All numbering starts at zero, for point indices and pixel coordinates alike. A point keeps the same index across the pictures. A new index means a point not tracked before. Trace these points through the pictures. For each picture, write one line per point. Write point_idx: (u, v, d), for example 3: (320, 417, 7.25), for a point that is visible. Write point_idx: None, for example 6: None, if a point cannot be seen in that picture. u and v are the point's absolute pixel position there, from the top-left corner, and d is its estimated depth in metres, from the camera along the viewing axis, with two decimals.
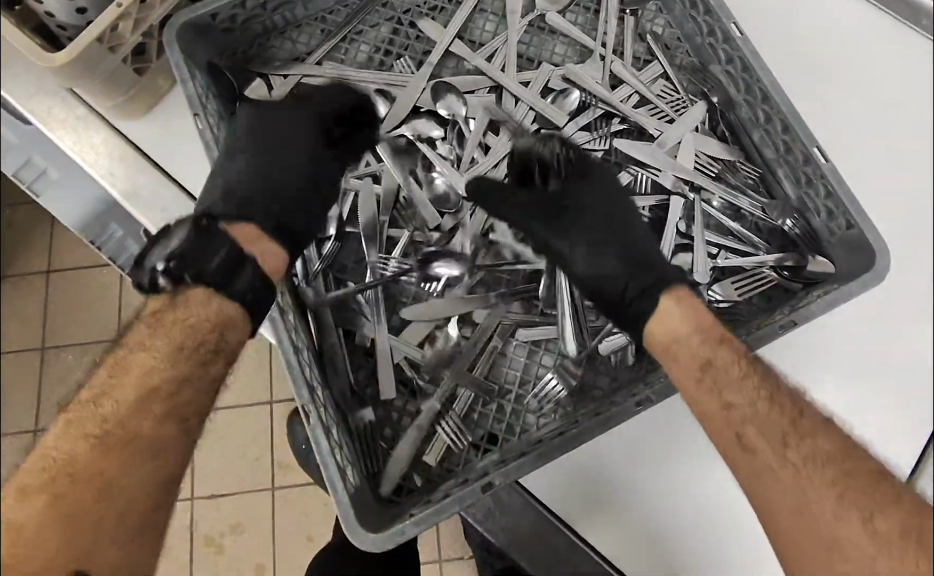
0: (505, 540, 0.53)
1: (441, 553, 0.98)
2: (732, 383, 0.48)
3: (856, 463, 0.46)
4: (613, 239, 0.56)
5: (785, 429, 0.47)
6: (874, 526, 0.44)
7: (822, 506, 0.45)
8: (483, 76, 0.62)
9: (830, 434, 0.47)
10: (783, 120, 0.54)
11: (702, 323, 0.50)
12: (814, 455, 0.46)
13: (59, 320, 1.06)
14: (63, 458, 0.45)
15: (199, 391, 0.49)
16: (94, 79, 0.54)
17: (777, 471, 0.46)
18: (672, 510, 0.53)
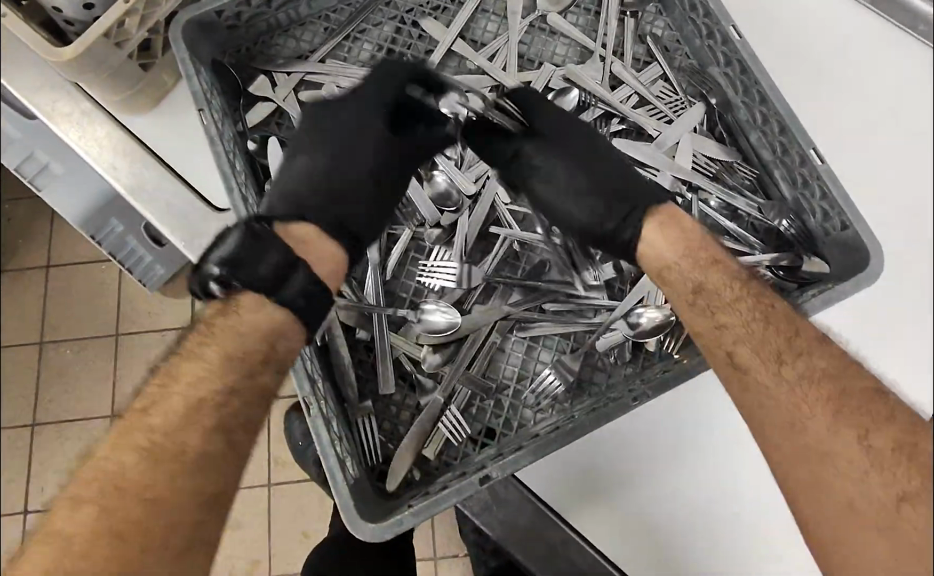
0: (501, 534, 0.55)
1: (436, 549, 0.99)
2: (725, 306, 0.50)
3: (852, 381, 0.46)
4: (598, 170, 0.56)
5: (781, 345, 0.48)
6: (869, 442, 0.44)
7: (817, 421, 0.45)
8: (485, 75, 0.63)
9: (826, 355, 0.47)
10: (780, 122, 0.55)
11: (690, 241, 0.52)
12: (807, 373, 0.47)
13: (57, 314, 1.07)
14: (115, 470, 0.44)
15: (247, 402, 0.48)
16: (100, 74, 0.55)
17: (772, 384, 0.47)
18: (668, 505, 0.54)
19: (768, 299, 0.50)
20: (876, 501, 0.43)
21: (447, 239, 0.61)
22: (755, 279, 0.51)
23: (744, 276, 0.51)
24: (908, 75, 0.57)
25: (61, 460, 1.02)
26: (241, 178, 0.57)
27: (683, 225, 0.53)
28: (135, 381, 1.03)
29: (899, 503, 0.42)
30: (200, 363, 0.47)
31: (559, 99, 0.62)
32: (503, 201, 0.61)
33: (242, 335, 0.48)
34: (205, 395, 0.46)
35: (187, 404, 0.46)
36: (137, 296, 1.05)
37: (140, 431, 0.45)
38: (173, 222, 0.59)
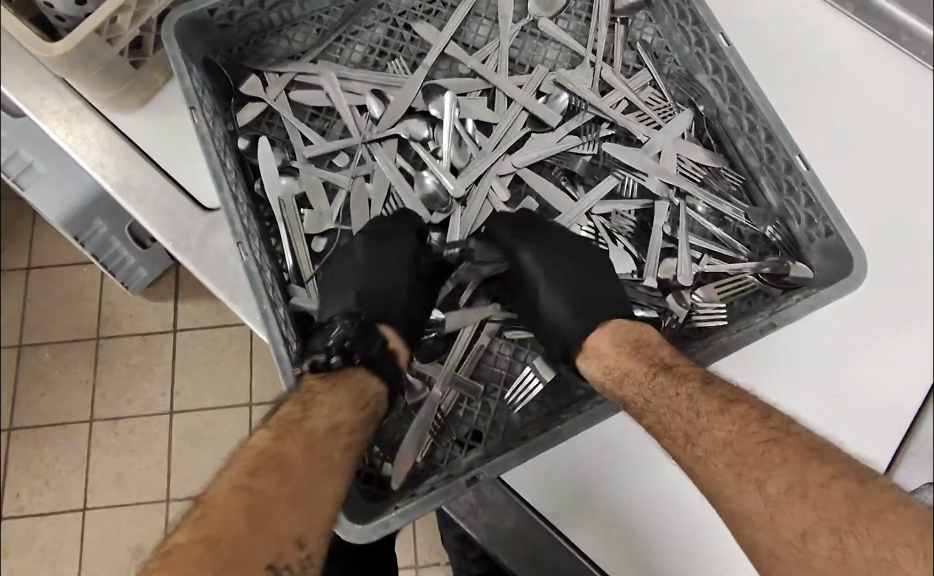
0: (486, 537, 0.53)
1: (417, 558, 0.98)
2: (645, 410, 0.51)
3: (751, 439, 0.48)
4: (580, 276, 0.59)
5: (685, 429, 0.50)
6: (766, 491, 0.46)
7: (725, 484, 0.47)
8: (477, 76, 0.63)
9: (727, 420, 0.49)
10: (767, 128, 0.56)
11: (613, 370, 0.54)
12: (718, 444, 0.48)
13: (37, 318, 1.05)
14: (263, 467, 0.46)
15: (363, 429, 0.51)
16: (91, 71, 0.55)
17: (688, 469, 0.49)
18: (657, 509, 0.54)
19: (673, 387, 0.51)
20: (784, 543, 0.45)
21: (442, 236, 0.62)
22: (663, 370, 0.52)
23: (650, 373, 0.52)
24: (889, 84, 0.58)
25: (40, 466, 1.00)
26: (231, 177, 0.56)
27: (607, 348, 0.56)
28: (116, 386, 1.02)
29: (803, 539, 0.44)
30: (332, 398, 0.51)
31: (550, 102, 0.63)
32: (501, 199, 0.62)
33: (352, 394, 0.52)
34: (342, 421, 0.50)
35: (330, 425, 0.50)
36: (119, 299, 1.04)
37: (292, 435, 0.49)
38: (161, 220, 0.58)
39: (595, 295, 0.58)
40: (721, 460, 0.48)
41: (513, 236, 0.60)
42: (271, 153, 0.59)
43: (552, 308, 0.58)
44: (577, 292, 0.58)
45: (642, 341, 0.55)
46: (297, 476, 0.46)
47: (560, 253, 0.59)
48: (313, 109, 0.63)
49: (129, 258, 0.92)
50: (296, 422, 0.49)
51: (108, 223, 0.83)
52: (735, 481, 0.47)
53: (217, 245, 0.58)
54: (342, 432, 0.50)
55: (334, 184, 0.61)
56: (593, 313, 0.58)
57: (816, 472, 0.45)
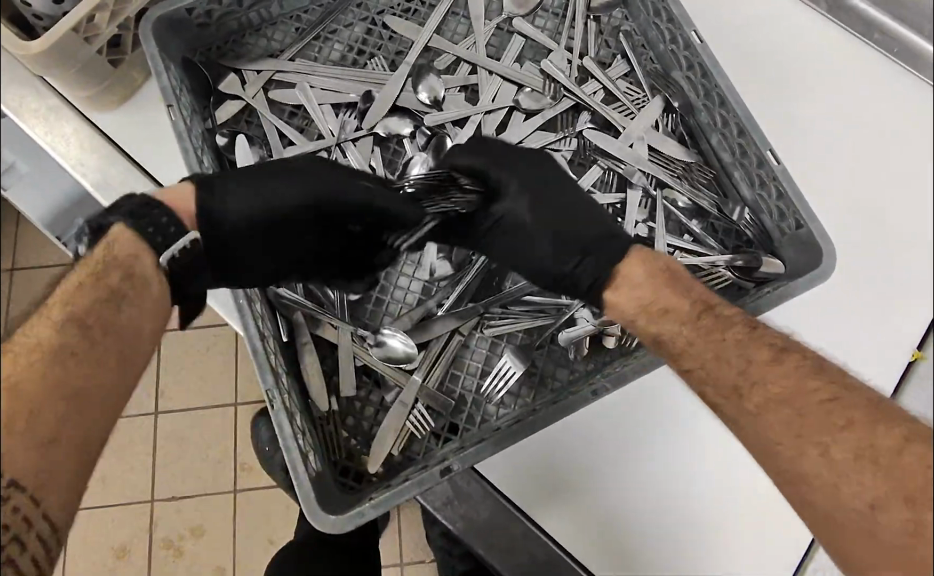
0: (462, 530, 0.53)
1: (404, 555, 0.98)
2: (684, 351, 0.50)
3: (808, 399, 0.46)
4: (579, 214, 0.56)
5: (735, 379, 0.48)
6: (832, 455, 0.44)
7: (780, 443, 0.46)
8: (462, 61, 0.64)
9: (783, 373, 0.47)
10: (739, 124, 0.57)
11: (651, 304, 0.52)
12: (767, 402, 0.47)
13: (20, 320, 1.05)
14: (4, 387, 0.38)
15: (98, 304, 0.43)
16: (68, 69, 0.55)
17: (734, 417, 0.49)
18: (634, 504, 0.54)
19: (720, 332, 0.50)
20: (850, 511, 0.44)
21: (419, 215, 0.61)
22: (711, 311, 0.51)
23: (695, 316, 0.51)
24: (863, 85, 0.59)
25: None
26: (209, 174, 0.57)
27: (641, 278, 0.53)
28: None
29: (873, 512, 0.43)
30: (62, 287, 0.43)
31: (536, 87, 0.63)
32: None
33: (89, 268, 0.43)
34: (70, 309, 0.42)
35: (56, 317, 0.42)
36: None
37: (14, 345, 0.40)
38: None
39: (592, 228, 0.55)
40: (777, 416, 0.47)
41: (510, 177, 0.56)
42: (249, 150, 0.60)
43: (542, 251, 0.56)
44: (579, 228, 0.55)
45: (670, 270, 0.53)
46: (4, 403, 0.38)
47: (551, 189, 0.57)
48: (292, 107, 0.63)
49: None
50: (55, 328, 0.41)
51: None
52: (792, 449, 0.46)
53: None
54: (69, 314, 0.42)
55: None
56: (599, 245, 0.55)
57: (885, 436, 0.44)
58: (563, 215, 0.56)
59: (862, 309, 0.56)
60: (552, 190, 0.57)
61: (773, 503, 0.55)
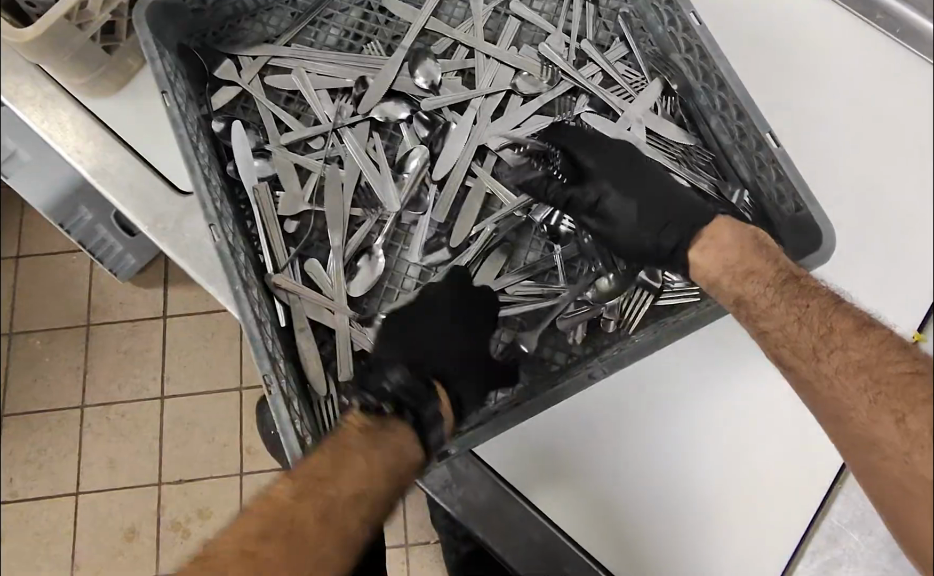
0: (460, 512, 0.53)
1: (409, 534, 0.95)
2: (763, 313, 0.50)
3: (889, 368, 0.46)
4: (655, 193, 0.56)
5: (815, 341, 0.49)
6: (906, 425, 0.44)
7: (856, 408, 0.46)
8: (459, 45, 0.64)
9: (862, 344, 0.48)
10: (737, 106, 0.55)
11: (737, 265, 0.51)
12: (844, 367, 0.47)
13: (27, 306, 1.06)
14: (228, 568, 0.46)
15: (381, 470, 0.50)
16: (63, 56, 0.55)
17: (807, 380, 0.49)
18: (636, 484, 0.54)
19: (805, 298, 0.50)
20: (919, 480, 0.43)
21: (423, 197, 0.61)
22: (793, 279, 0.50)
23: (779, 280, 0.50)
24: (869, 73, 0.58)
25: (33, 453, 1.02)
26: (204, 161, 0.56)
27: (729, 240, 0.52)
28: (108, 372, 1.03)
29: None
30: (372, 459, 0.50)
31: (533, 71, 0.63)
32: (483, 168, 0.61)
33: (392, 450, 0.50)
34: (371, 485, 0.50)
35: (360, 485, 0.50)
36: (109, 286, 1.04)
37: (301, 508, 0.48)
38: (135, 203, 0.59)
39: (672, 205, 0.56)
40: (854, 381, 0.47)
41: (590, 159, 0.58)
42: (245, 136, 0.59)
43: (627, 229, 0.56)
44: (660, 204, 0.56)
45: (760, 237, 0.51)
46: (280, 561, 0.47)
47: (633, 170, 0.57)
48: (288, 92, 0.63)
49: (116, 245, 0.93)
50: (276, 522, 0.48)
51: (92, 209, 0.84)
52: (867, 419, 0.46)
53: (193, 228, 0.58)
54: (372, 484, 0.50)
55: (305, 168, 0.61)
56: (674, 219, 0.55)
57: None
58: (646, 192, 0.57)
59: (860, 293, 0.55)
60: (631, 170, 0.57)
61: (774, 492, 0.55)
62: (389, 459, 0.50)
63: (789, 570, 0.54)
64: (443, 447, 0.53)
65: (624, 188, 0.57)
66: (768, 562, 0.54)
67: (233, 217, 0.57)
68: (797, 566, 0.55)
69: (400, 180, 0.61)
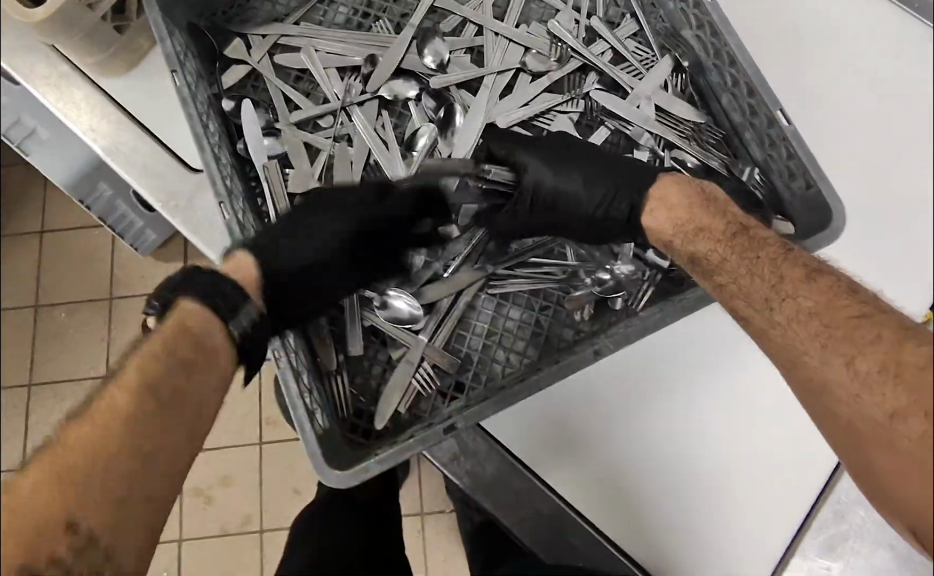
0: (468, 484, 0.52)
1: (424, 505, 0.95)
2: (717, 267, 0.49)
3: (840, 311, 0.43)
4: (601, 164, 0.57)
5: (767, 292, 0.46)
6: (855, 368, 0.41)
7: (808, 352, 0.43)
8: (468, 23, 0.63)
9: (814, 291, 0.44)
10: (748, 83, 0.53)
11: (685, 224, 0.52)
12: (797, 315, 0.44)
13: (53, 280, 1.08)
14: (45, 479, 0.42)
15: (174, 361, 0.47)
16: (73, 34, 0.56)
17: (764, 334, 0.46)
18: (643, 453, 0.54)
19: (752, 251, 0.48)
20: (868, 420, 0.40)
21: None
22: (742, 232, 0.50)
23: (729, 234, 0.50)
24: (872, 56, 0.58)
25: (60, 421, 1.05)
26: (214, 139, 0.56)
27: (679, 199, 0.53)
28: (131, 343, 1.05)
29: (892, 420, 0.39)
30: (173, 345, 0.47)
31: (542, 49, 0.62)
32: None
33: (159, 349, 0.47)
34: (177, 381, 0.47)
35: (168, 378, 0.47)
36: (131, 259, 1.07)
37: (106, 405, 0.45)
38: (149, 181, 0.59)
39: (620, 172, 0.56)
40: (805, 328, 0.44)
41: (534, 155, 0.57)
42: (254, 115, 0.59)
43: (593, 203, 0.56)
44: (611, 175, 0.56)
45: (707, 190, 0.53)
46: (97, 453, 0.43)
47: (576, 152, 0.58)
48: (297, 71, 0.63)
49: (136, 221, 0.94)
50: (78, 453, 0.43)
51: (111, 184, 0.85)
52: (816, 361, 0.43)
53: (207, 206, 0.59)
54: (183, 372, 0.48)
55: (315, 147, 0.61)
56: (636, 179, 0.56)
57: (914, 352, 0.39)
58: (596, 171, 0.56)
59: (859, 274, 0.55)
60: (572, 155, 0.57)
61: (782, 469, 0.54)
62: (198, 323, 0.49)
63: (794, 547, 0.54)
64: (451, 420, 0.49)
65: (572, 170, 0.56)
66: (774, 539, 0.54)
67: (244, 195, 0.58)
68: (802, 542, 0.55)
69: (409, 155, 0.61)
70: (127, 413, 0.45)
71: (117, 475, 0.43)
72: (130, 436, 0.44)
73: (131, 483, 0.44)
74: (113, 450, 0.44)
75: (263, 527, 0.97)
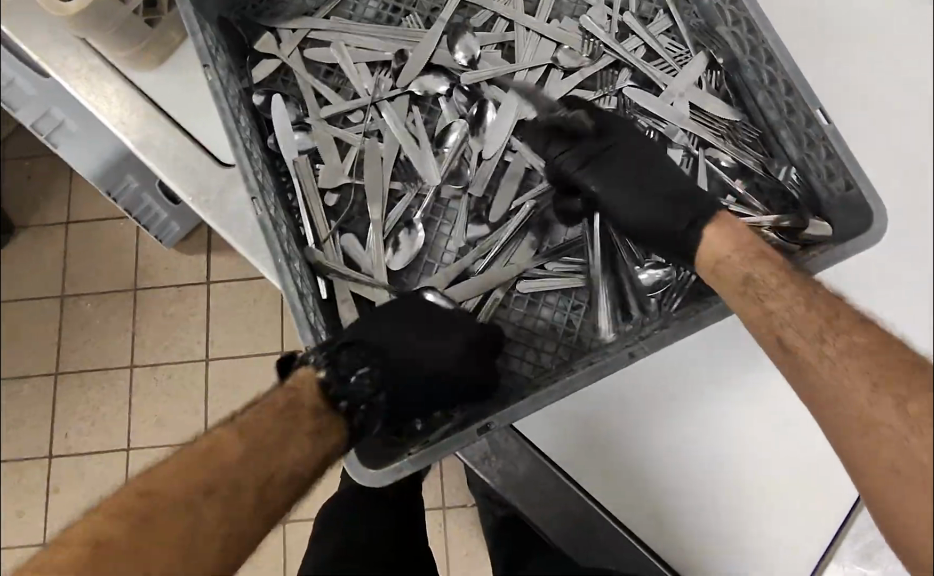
0: (499, 483, 0.53)
1: (445, 498, 0.96)
2: (772, 291, 0.48)
3: (891, 355, 0.45)
4: (664, 182, 0.57)
5: (819, 328, 0.46)
6: (907, 408, 0.43)
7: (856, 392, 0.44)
8: (499, 18, 0.63)
9: (869, 332, 0.46)
10: (786, 81, 0.52)
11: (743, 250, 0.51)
12: (849, 349, 0.45)
13: (78, 270, 1.09)
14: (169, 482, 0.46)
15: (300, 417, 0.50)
16: (105, 28, 0.56)
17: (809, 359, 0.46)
18: (678, 455, 0.53)
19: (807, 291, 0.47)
20: (914, 463, 0.41)
21: (465, 170, 0.61)
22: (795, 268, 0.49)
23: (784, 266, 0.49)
24: (901, 57, 0.54)
25: (86, 411, 1.06)
26: (246, 134, 0.56)
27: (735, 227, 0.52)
28: (155, 334, 1.06)
29: None
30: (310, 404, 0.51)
31: (575, 45, 0.61)
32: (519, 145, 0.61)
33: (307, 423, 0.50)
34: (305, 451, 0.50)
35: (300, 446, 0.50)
36: (155, 251, 1.07)
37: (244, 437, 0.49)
38: (180, 175, 0.60)
39: (680, 190, 0.56)
40: (855, 364, 0.45)
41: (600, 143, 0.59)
42: (284, 110, 0.59)
43: (643, 208, 0.56)
44: (667, 191, 0.56)
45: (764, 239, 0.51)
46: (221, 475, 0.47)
47: (642, 161, 0.58)
48: (327, 65, 0.63)
49: (162, 212, 0.94)
50: (168, 486, 0.46)
51: (138, 177, 0.85)
52: (865, 405, 0.44)
53: (237, 201, 0.59)
54: (315, 438, 0.50)
55: (345, 142, 0.61)
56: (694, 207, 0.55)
57: None
58: (654, 181, 0.57)
59: (882, 294, 0.52)
60: (637, 160, 0.58)
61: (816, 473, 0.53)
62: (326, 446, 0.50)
63: (832, 551, 0.53)
64: (484, 420, 0.48)
65: (630, 176, 0.57)
66: (808, 543, 0.53)
67: (276, 190, 0.57)
68: (838, 548, 0.53)
69: (440, 151, 0.61)
70: (228, 458, 0.48)
71: (187, 532, 0.45)
72: (215, 479, 0.47)
73: (187, 539, 0.45)
74: (199, 495, 0.46)
75: (286, 518, 0.98)
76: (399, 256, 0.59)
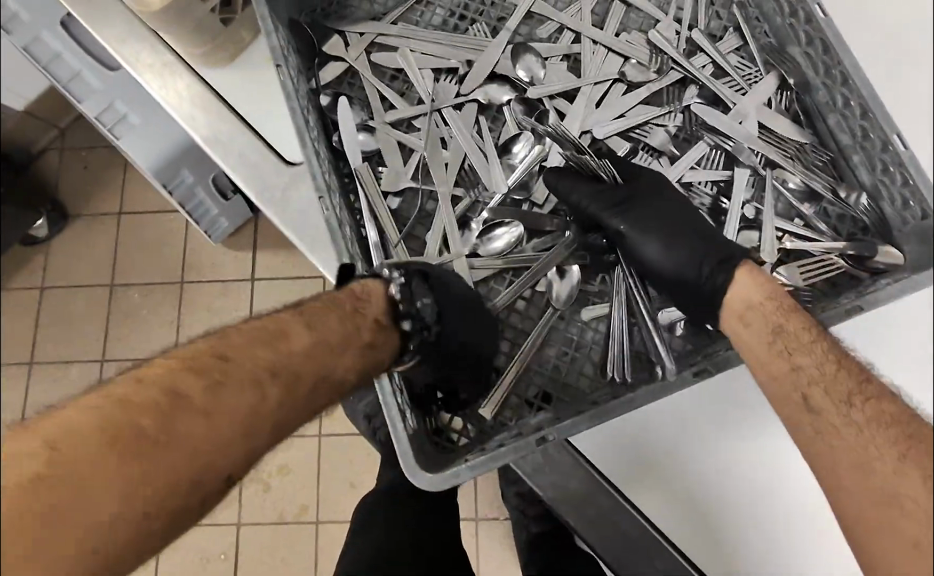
0: (552, 496, 0.51)
1: (478, 510, 0.96)
2: (802, 347, 0.46)
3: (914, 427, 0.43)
4: (689, 230, 0.56)
5: (851, 387, 0.45)
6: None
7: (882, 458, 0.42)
8: (565, 29, 0.63)
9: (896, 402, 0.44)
10: (863, 105, 0.51)
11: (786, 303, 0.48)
12: (877, 418, 0.44)
13: (128, 260, 1.11)
14: (169, 383, 0.42)
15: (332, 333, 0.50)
16: (184, 24, 0.56)
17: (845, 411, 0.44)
18: (719, 477, 0.53)
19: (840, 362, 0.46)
20: None
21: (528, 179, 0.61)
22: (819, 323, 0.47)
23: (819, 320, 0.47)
24: None
25: None
26: (314, 133, 0.57)
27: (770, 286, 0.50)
28: (199, 327, 1.07)
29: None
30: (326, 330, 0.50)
31: (642, 58, 0.61)
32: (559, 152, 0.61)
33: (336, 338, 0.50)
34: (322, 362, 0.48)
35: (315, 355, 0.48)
36: (203, 245, 1.09)
37: (262, 355, 0.46)
38: (245, 172, 0.60)
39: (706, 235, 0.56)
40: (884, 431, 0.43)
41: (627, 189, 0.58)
42: (350, 113, 0.60)
43: (668, 257, 0.56)
44: (690, 244, 0.55)
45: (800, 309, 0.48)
46: (230, 395, 0.43)
47: (671, 208, 0.57)
48: (393, 70, 0.63)
49: (212, 208, 0.96)
50: (154, 407, 0.41)
51: (193, 173, 0.86)
52: (891, 474, 0.42)
53: (301, 200, 0.60)
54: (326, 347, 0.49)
55: (409, 146, 0.61)
56: (714, 250, 0.54)
57: None
58: (675, 229, 0.56)
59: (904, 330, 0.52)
60: (655, 211, 0.56)
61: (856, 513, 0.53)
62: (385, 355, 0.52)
63: None
64: (541, 432, 0.48)
65: (646, 232, 0.57)
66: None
67: (338, 189, 0.58)
68: None
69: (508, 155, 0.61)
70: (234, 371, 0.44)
71: (185, 454, 0.41)
72: (217, 380, 0.43)
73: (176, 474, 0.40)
74: (205, 391, 0.42)
75: (319, 518, 0.98)
76: (481, 271, 0.59)
